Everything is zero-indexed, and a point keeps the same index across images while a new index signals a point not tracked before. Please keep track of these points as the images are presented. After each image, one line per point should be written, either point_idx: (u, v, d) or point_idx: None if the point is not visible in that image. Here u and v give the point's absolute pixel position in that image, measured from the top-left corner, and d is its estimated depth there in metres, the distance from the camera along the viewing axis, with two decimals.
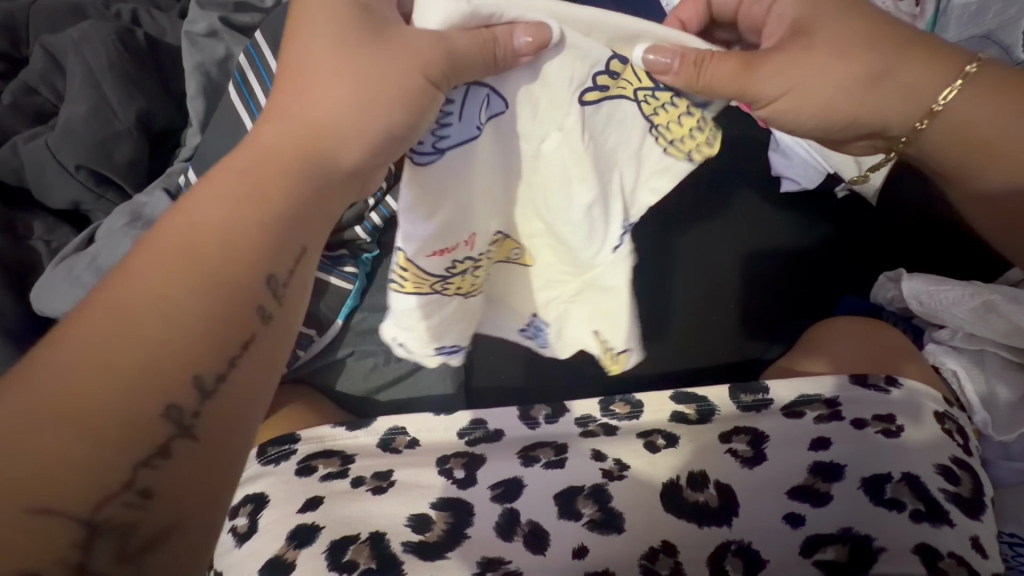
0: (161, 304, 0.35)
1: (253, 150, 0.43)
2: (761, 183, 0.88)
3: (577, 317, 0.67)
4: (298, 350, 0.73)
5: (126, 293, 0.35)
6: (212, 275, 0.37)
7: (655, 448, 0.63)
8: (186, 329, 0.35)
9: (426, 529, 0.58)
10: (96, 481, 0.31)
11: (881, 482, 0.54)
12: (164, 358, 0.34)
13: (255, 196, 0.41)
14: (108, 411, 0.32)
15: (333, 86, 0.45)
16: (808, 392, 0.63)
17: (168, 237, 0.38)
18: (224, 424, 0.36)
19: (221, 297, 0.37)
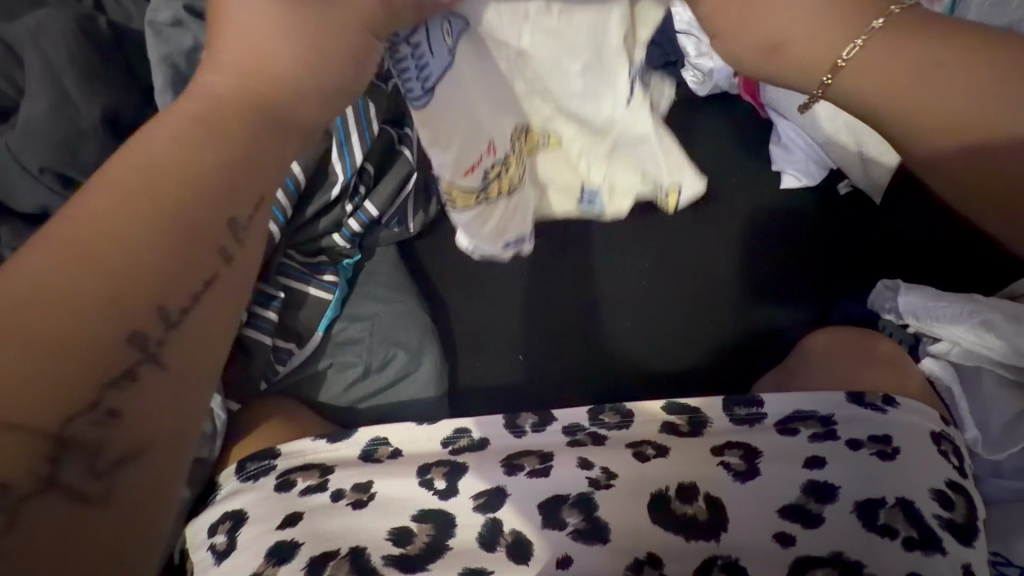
0: (118, 236, 0.34)
1: (205, 94, 0.42)
2: (757, 177, 0.85)
3: (623, 174, 0.74)
4: (275, 364, 0.70)
5: (81, 222, 0.34)
6: (173, 205, 0.37)
7: (644, 458, 0.61)
8: (143, 264, 0.35)
9: (407, 542, 0.57)
10: (61, 398, 0.31)
11: (875, 507, 0.53)
12: (124, 292, 0.34)
13: (211, 140, 0.40)
14: (72, 341, 0.32)
15: (275, 34, 0.43)
16: (803, 408, 0.61)
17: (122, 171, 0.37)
18: (189, 358, 0.37)
19: (181, 236, 0.37)
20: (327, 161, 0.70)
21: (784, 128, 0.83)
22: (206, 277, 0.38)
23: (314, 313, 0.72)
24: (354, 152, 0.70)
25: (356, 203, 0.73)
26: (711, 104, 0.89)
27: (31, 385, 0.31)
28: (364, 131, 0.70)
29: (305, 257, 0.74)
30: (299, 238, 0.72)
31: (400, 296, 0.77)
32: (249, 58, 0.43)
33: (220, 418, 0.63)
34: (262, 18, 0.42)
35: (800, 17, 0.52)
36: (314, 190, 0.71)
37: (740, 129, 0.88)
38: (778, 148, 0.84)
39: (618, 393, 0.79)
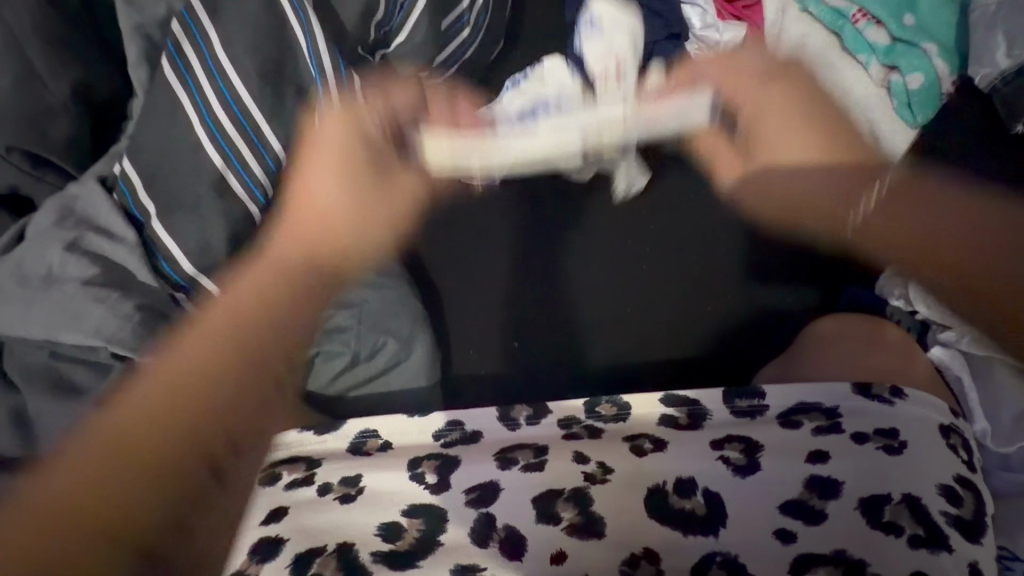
0: (199, 409, 0.48)
1: (284, 249, 0.60)
2: None
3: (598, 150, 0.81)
4: None
5: (179, 365, 0.50)
6: (248, 387, 0.52)
7: (641, 452, 0.60)
8: (201, 393, 0.49)
9: (397, 538, 0.54)
10: (143, 524, 0.44)
11: (880, 504, 0.51)
12: (190, 449, 0.47)
13: (255, 329, 0.54)
14: (191, 446, 0.47)
15: (340, 201, 0.65)
16: (807, 399, 0.60)
17: (152, 389, 0.48)
18: (202, 509, 0.49)
19: (242, 400, 0.51)
20: None
21: None
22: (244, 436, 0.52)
23: None
24: None
25: None
26: (718, 83, 0.86)
27: (150, 454, 0.46)
28: None
29: None
30: None
31: (388, 283, 0.74)
32: (323, 228, 0.63)
33: None
34: (344, 199, 0.65)
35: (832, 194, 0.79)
36: None
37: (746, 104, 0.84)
38: None
39: (614, 386, 0.75)
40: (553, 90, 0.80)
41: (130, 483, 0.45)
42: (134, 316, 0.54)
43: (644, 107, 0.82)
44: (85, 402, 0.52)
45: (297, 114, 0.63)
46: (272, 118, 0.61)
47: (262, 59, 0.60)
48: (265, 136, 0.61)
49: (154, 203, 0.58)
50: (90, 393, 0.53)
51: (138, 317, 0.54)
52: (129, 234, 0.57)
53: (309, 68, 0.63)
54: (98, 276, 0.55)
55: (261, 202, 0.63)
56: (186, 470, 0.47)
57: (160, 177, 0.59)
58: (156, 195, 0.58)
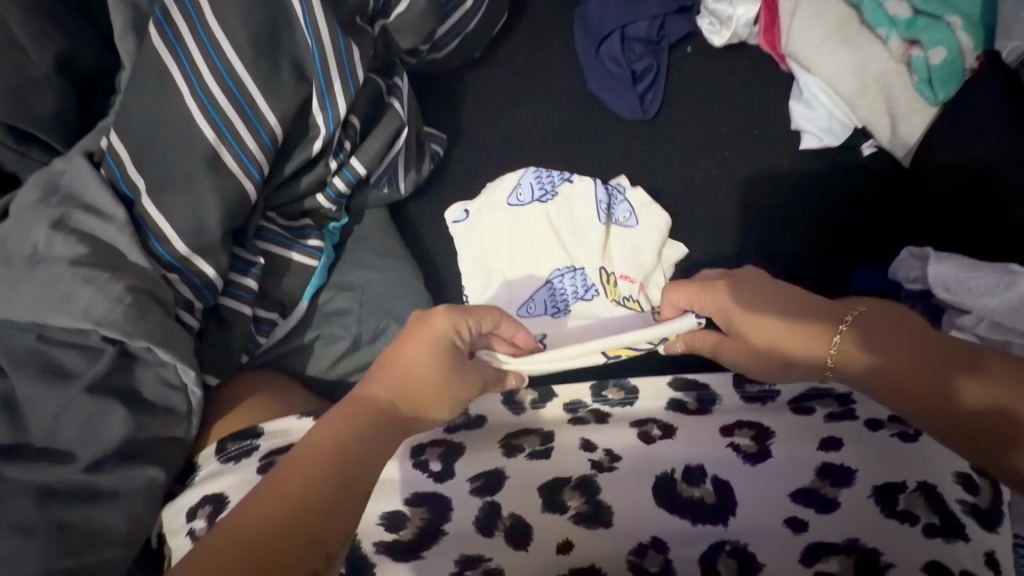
0: (339, 482, 0.41)
1: (415, 342, 0.51)
2: (776, 138, 0.77)
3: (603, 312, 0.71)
4: (258, 335, 0.64)
5: (343, 449, 0.43)
6: (358, 460, 0.43)
7: (649, 439, 0.59)
8: (363, 472, 0.43)
9: (399, 527, 0.54)
10: None
11: (894, 492, 0.50)
12: (319, 528, 0.39)
13: (393, 426, 0.47)
14: (341, 505, 0.40)
15: (425, 349, 0.51)
16: (820, 385, 0.59)
17: (296, 468, 0.41)
18: None
19: (327, 497, 0.40)
20: (308, 114, 0.63)
21: (805, 82, 0.76)
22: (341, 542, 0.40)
23: (298, 280, 0.66)
24: (339, 104, 0.63)
25: (343, 160, 0.67)
26: (731, 59, 0.82)
27: (312, 506, 0.39)
28: (348, 80, 0.63)
29: (287, 221, 0.68)
30: (279, 199, 0.66)
31: (390, 263, 0.71)
32: (411, 403, 0.49)
33: (198, 397, 0.53)
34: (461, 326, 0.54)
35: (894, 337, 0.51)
36: (293, 147, 0.64)
37: (761, 78, 0.81)
38: (800, 105, 0.76)
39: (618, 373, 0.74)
40: (574, 253, 0.73)
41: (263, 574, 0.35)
42: (126, 299, 0.50)
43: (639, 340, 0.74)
44: (75, 387, 0.49)
45: (292, 87, 0.61)
46: (266, 91, 0.59)
47: (255, 29, 0.58)
48: (261, 110, 0.59)
49: (143, 178, 0.56)
50: (81, 379, 0.49)
51: (130, 299, 0.50)
52: (119, 212, 0.54)
53: (306, 40, 0.61)
54: (85, 256, 0.51)
55: (256, 178, 0.60)
56: (328, 547, 0.38)
57: (151, 151, 0.57)
58: (144, 170, 0.56)
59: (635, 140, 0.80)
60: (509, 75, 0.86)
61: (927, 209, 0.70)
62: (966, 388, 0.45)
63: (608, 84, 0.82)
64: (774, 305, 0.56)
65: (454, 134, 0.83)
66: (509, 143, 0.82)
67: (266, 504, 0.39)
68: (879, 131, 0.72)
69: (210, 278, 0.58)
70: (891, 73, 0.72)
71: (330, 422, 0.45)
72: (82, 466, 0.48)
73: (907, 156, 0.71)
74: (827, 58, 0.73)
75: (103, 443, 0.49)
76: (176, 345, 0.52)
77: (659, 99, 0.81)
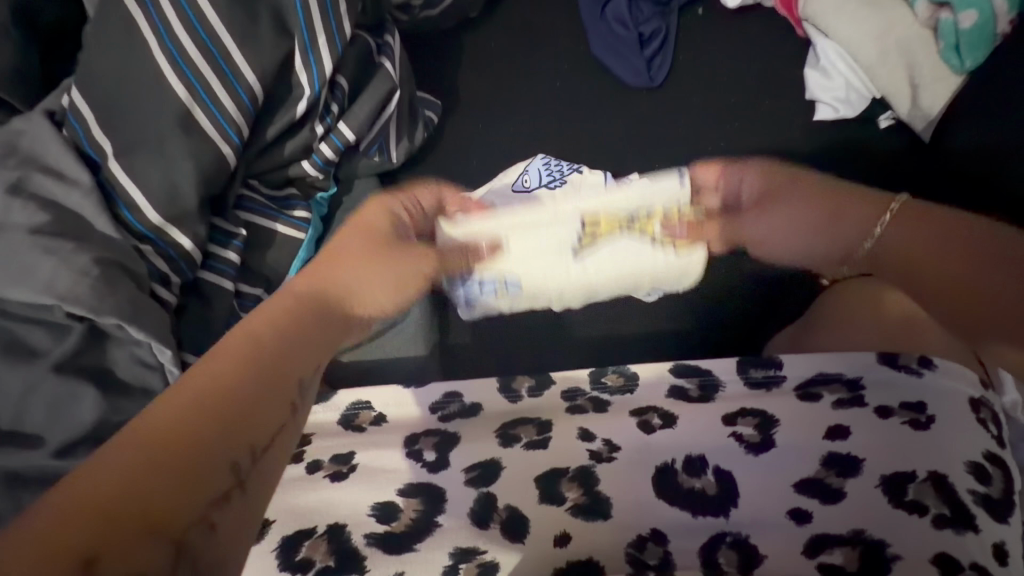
0: (269, 376, 0.41)
1: (344, 242, 0.60)
2: (789, 108, 0.73)
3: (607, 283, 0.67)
4: (241, 314, 0.59)
5: (275, 339, 0.43)
6: (296, 342, 0.45)
7: (650, 429, 0.57)
8: (291, 362, 0.44)
9: (392, 519, 0.52)
10: (184, 498, 0.33)
11: (904, 481, 0.48)
12: (252, 417, 0.39)
13: (325, 313, 0.49)
14: (266, 398, 0.40)
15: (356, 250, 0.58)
16: (828, 370, 0.57)
17: (228, 355, 0.40)
18: (231, 520, 0.36)
19: (255, 382, 0.40)
20: (291, 72, 0.58)
21: (823, 48, 0.71)
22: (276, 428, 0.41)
23: (282, 254, 0.62)
24: (324, 62, 0.58)
25: (329, 124, 0.62)
26: (745, 23, 0.77)
27: (241, 393, 0.39)
28: (334, 35, 0.58)
29: (272, 192, 0.63)
30: (261, 166, 0.62)
31: None
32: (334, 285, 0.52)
33: (176, 377, 0.50)
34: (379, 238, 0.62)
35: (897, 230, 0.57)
36: (275, 110, 0.60)
37: (777, 43, 0.76)
38: (817, 74, 0.71)
39: (623, 356, 0.70)
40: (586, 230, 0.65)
41: (192, 463, 0.34)
42: (93, 272, 0.46)
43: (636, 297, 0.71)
44: (41, 365, 0.46)
45: (273, 41, 0.55)
46: (244, 44, 0.54)
47: None
48: (238, 66, 0.54)
49: (111, 141, 0.52)
50: (47, 357, 0.46)
51: (97, 271, 0.47)
52: (84, 176, 0.50)
53: None
54: (48, 224, 0.47)
55: (235, 142, 0.55)
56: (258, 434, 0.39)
57: (118, 110, 0.52)
58: (111, 131, 0.52)
59: (642, 108, 0.76)
60: (508, 36, 0.81)
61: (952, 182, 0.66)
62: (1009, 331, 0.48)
63: (614, 48, 0.77)
64: (825, 186, 0.65)
65: (450, 100, 0.78)
66: (508, 111, 0.78)
67: (197, 391, 0.37)
68: (899, 102, 0.67)
69: (187, 251, 0.54)
70: (914, 38, 0.67)
71: (254, 317, 0.44)
72: (50, 451, 0.45)
73: (928, 131, 0.67)
74: (847, 23, 0.69)
75: (72, 428, 0.45)
76: (148, 321, 0.48)
77: (668, 63, 0.76)
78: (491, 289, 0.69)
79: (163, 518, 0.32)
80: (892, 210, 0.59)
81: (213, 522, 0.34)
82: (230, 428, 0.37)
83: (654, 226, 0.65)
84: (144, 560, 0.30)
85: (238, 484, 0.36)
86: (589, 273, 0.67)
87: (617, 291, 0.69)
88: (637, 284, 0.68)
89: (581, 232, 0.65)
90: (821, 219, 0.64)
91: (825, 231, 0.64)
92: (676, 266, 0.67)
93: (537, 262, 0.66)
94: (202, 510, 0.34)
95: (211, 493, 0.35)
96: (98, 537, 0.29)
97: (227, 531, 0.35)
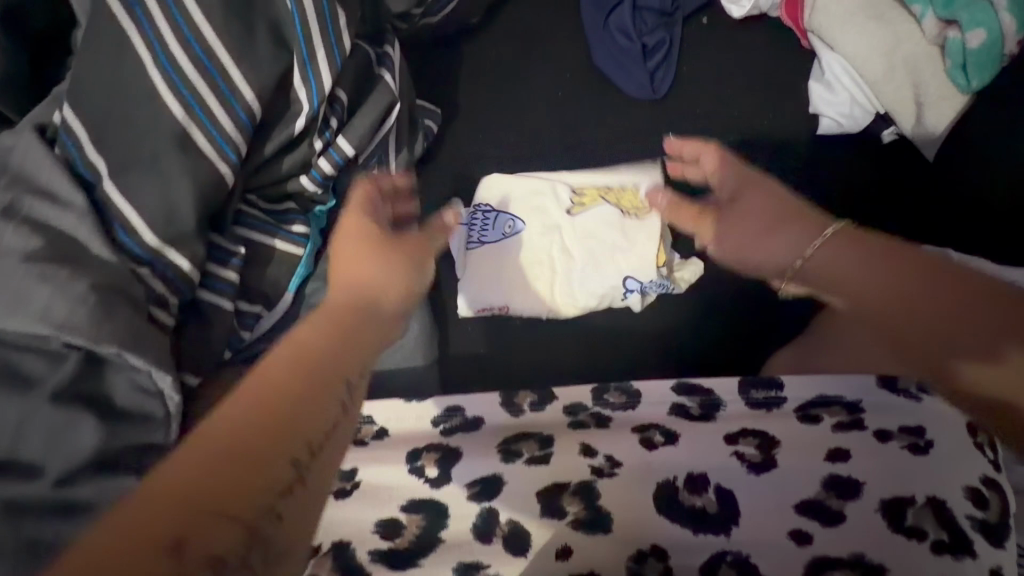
0: (316, 372, 0.37)
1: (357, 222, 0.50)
2: (793, 120, 0.72)
3: (591, 285, 0.68)
4: (241, 330, 0.60)
5: (324, 333, 0.40)
6: (348, 333, 0.41)
7: (652, 446, 0.58)
8: (347, 355, 0.40)
9: (395, 534, 0.55)
10: (249, 499, 0.32)
11: (903, 506, 0.49)
12: (309, 416, 0.35)
13: (372, 301, 0.45)
14: (321, 392, 0.37)
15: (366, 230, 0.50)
16: (829, 392, 0.57)
17: (282, 353, 0.37)
18: (299, 519, 0.34)
19: (310, 378, 0.36)
20: (290, 87, 0.57)
21: (826, 61, 0.71)
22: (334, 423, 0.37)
23: (282, 269, 0.62)
24: (323, 76, 0.57)
25: (328, 139, 0.61)
26: (749, 32, 0.77)
27: (296, 392, 0.35)
28: (332, 46, 0.56)
29: (268, 205, 0.62)
30: (259, 182, 0.61)
31: None
32: (378, 272, 0.47)
33: (176, 402, 0.49)
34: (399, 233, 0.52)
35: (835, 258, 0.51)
36: (273, 126, 0.58)
37: (782, 52, 0.76)
38: (820, 88, 0.71)
39: (623, 373, 0.71)
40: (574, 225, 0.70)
41: (252, 465, 0.32)
42: (90, 299, 0.45)
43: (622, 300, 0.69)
44: (39, 395, 0.45)
45: (270, 54, 0.54)
46: (241, 58, 0.53)
47: None
48: (236, 84, 0.53)
49: (105, 160, 0.50)
50: (45, 386, 0.45)
51: (94, 298, 0.45)
52: (78, 198, 0.49)
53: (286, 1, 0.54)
54: (43, 249, 0.46)
55: (233, 160, 0.54)
56: (317, 433, 0.35)
57: (112, 128, 0.51)
58: (106, 150, 0.50)
59: (643, 119, 0.75)
60: (511, 43, 0.80)
61: (948, 204, 0.67)
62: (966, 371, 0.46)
63: (616, 58, 0.76)
64: (777, 195, 0.55)
65: (449, 109, 0.78)
66: (508, 122, 0.77)
67: (257, 389, 0.34)
68: (903, 119, 0.67)
69: (186, 272, 0.53)
70: (923, 56, 0.66)
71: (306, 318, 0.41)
72: (49, 481, 0.45)
73: (933, 151, 0.67)
74: (855, 38, 0.68)
75: (72, 456, 0.45)
76: (148, 347, 0.47)
77: (670, 77, 0.75)
78: (500, 237, 0.70)
79: (235, 508, 0.31)
80: (828, 232, 0.52)
81: (281, 513, 0.33)
82: (291, 427, 0.34)
83: (629, 199, 0.69)
84: (218, 545, 0.30)
85: (303, 476, 0.34)
86: (574, 237, 0.69)
87: (592, 272, 0.68)
88: (609, 271, 0.68)
89: (576, 198, 0.70)
90: (766, 223, 0.55)
91: (778, 231, 0.54)
92: (639, 251, 0.67)
93: (535, 210, 0.70)
94: (262, 513, 0.32)
95: (275, 486, 0.33)
96: (177, 526, 0.29)
97: (295, 522, 0.34)
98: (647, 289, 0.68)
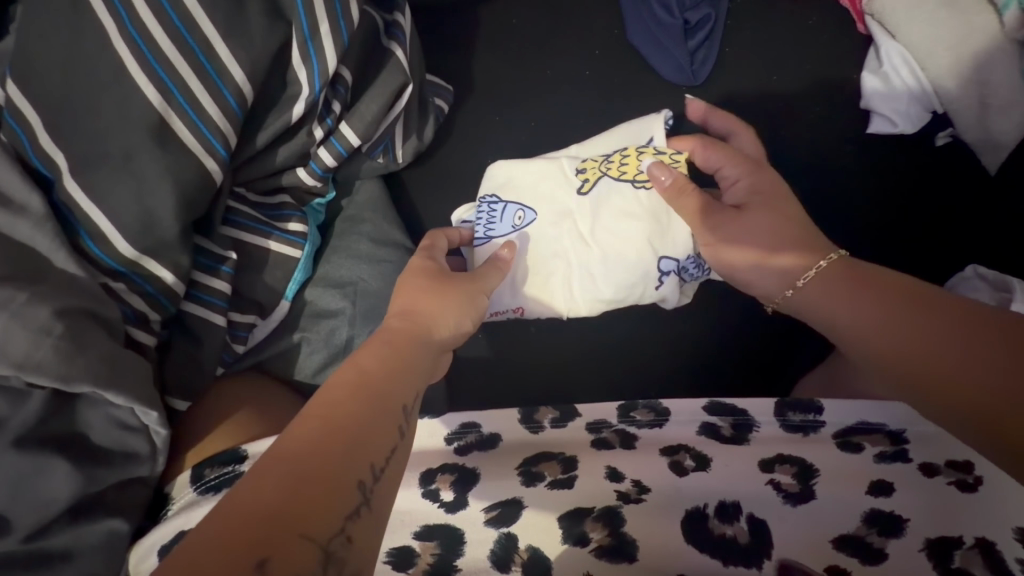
0: (374, 399, 0.39)
1: (419, 268, 0.52)
2: (843, 116, 0.68)
3: (613, 272, 0.59)
4: (234, 343, 0.52)
5: (377, 364, 0.42)
6: (399, 364, 0.43)
7: (681, 471, 0.51)
8: (396, 382, 0.41)
9: (408, 565, 0.47)
10: (325, 510, 0.32)
11: (949, 547, 0.45)
12: (371, 437, 0.37)
13: (421, 330, 0.46)
14: (378, 417, 0.38)
15: (422, 274, 0.51)
16: (870, 418, 0.53)
17: (342, 380, 0.40)
18: (369, 535, 0.34)
19: (367, 403, 0.38)
20: (287, 67, 0.50)
21: (886, 47, 0.67)
22: (392, 445, 0.38)
23: (278, 273, 0.54)
24: (326, 54, 0.49)
25: (330, 126, 0.54)
26: (799, 16, 0.72)
27: (355, 415, 0.37)
28: (338, 20, 0.49)
29: (259, 198, 0.55)
30: (249, 175, 0.54)
31: (388, 254, 0.59)
32: (426, 311, 0.48)
33: (163, 436, 0.43)
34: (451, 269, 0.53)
35: (823, 286, 0.52)
36: (266, 112, 0.51)
37: (835, 39, 0.71)
38: (875, 80, 0.66)
39: (645, 391, 0.66)
40: (585, 213, 0.61)
41: (321, 479, 0.33)
42: (57, 329, 0.38)
43: (660, 283, 0.60)
44: None
45: (263, 27, 0.47)
46: (228, 35, 0.45)
47: None
48: (223, 63, 0.46)
49: (65, 154, 0.42)
50: (6, 428, 0.38)
51: (61, 328, 0.38)
52: (34, 201, 0.41)
53: None
54: None
55: (221, 155, 0.47)
56: (377, 456, 0.36)
57: (76, 112, 0.43)
58: (66, 139, 0.42)
59: (682, 106, 0.69)
60: (544, 18, 0.74)
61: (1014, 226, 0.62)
62: (977, 369, 0.42)
63: (655, 35, 0.70)
64: (789, 215, 0.55)
65: (461, 89, 0.71)
66: (527, 104, 0.70)
67: (323, 410, 0.37)
68: (961, 117, 0.63)
69: (168, 284, 0.46)
70: (994, 52, 0.62)
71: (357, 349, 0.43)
72: (18, 537, 0.38)
73: (995, 162, 0.63)
74: (923, 28, 0.64)
75: (44, 509, 0.39)
76: (129, 383, 0.40)
77: (711, 59, 0.70)
78: (509, 230, 0.62)
79: (312, 526, 0.31)
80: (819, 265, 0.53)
81: (352, 535, 0.33)
82: (357, 445, 0.36)
83: (632, 164, 0.61)
84: (300, 562, 0.30)
85: (367, 502, 0.34)
86: (593, 224, 0.60)
87: (621, 263, 0.59)
88: (638, 255, 0.59)
89: (580, 176, 0.62)
90: (756, 256, 0.55)
91: (778, 254, 0.54)
92: (669, 230, 0.59)
93: (543, 197, 0.62)
94: (340, 523, 0.32)
95: (347, 504, 0.33)
96: (260, 542, 0.29)
97: (364, 545, 0.33)
98: (685, 267, 0.60)
